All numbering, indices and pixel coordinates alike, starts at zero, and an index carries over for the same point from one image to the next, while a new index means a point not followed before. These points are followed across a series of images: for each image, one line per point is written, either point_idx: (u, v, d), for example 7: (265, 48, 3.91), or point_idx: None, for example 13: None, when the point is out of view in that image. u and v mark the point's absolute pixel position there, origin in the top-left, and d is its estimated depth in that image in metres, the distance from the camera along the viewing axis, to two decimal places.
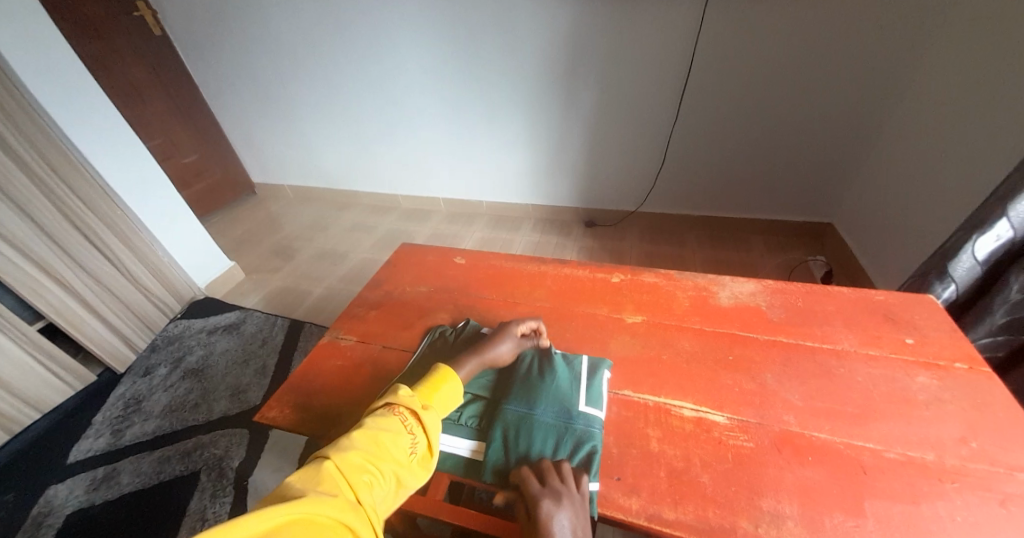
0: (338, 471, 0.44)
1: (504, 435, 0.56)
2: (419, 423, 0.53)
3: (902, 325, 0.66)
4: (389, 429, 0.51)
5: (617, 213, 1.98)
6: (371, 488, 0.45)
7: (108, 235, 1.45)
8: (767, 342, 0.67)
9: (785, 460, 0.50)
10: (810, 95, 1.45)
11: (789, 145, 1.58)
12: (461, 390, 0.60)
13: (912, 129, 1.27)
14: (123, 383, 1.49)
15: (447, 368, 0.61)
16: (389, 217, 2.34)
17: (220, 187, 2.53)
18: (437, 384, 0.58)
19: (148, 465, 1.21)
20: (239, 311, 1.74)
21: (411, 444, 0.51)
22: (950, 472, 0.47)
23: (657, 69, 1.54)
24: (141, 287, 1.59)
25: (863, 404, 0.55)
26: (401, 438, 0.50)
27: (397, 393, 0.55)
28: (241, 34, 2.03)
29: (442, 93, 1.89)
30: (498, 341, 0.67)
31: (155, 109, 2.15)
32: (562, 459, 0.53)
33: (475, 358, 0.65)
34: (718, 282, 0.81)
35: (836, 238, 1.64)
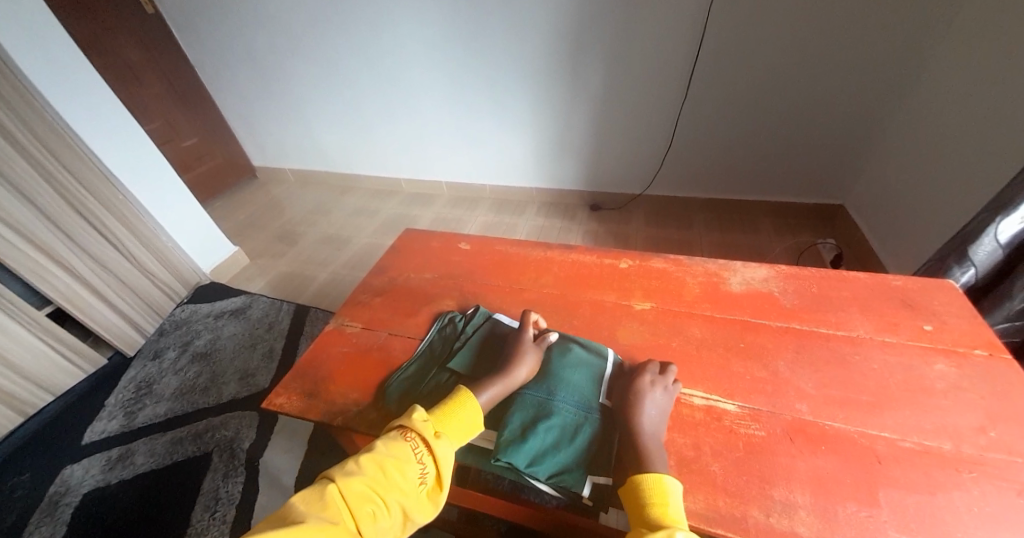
0: (341, 497, 0.42)
1: (525, 416, 0.56)
2: (430, 452, 0.49)
3: (920, 311, 0.64)
4: (398, 457, 0.47)
5: (623, 196, 1.95)
6: (373, 522, 0.42)
7: (112, 222, 1.45)
8: (779, 328, 0.65)
9: (797, 448, 0.50)
10: (826, 72, 1.39)
11: (802, 124, 1.52)
12: (478, 416, 0.55)
13: (933, 106, 1.22)
14: (133, 367, 1.51)
15: (466, 393, 0.57)
16: (391, 201, 2.32)
17: (221, 172, 2.51)
18: (454, 409, 0.55)
19: (161, 447, 1.24)
20: (245, 295, 1.74)
21: (419, 475, 0.47)
22: (967, 461, 0.46)
23: (667, 45, 1.47)
24: (146, 272, 1.59)
25: (878, 392, 0.54)
26: (410, 467, 0.47)
27: (412, 416, 0.52)
28: (235, 12, 1.97)
29: (443, 73, 1.83)
30: (518, 357, 0.63)
31: (152, 92, 2.11)
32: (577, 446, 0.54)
33: (499, 384, 0.60)
34: (729, 267, 0.79)
35: (847, 221, 1.60)
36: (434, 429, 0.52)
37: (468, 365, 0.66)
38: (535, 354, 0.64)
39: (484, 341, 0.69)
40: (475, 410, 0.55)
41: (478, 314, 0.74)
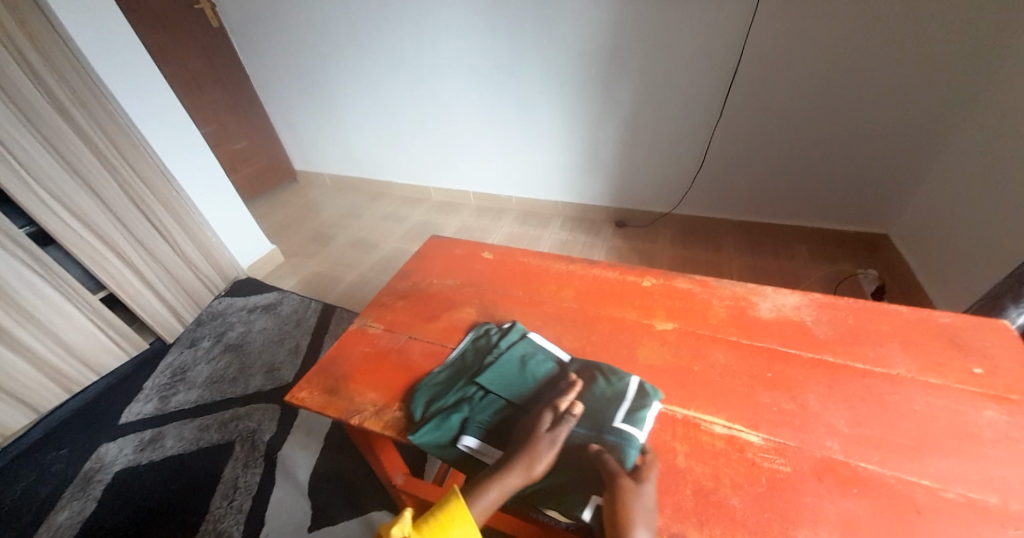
0: None
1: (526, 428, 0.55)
2: None
3: (970, 352, 0.60)
4: None
5: (651, 214, 1.92)
6: None
7: (165, 216, 1.55)
8: (810, 359, 0.62)
9: (825, 489, 0.47)
10: (872, 95, 1.34)
11: (845, 148, 1.47)
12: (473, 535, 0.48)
13: (991, 134, 1.14)
14: (171, 353, 1.60)
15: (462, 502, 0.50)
16: (420, 209, 2.38)
17: (266, 173, 2.65)
18: (444, 525, 0.48)
19: (189, 432, 1.30)
20: (277, 292, 1.82)
21: None
22: (1021, 521, 0.42)
23: (704, 64, 1.46)
24: (190, 264, 1.69)
25: (918, 436, 0.51)
26: None
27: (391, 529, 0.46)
28: (289, 25, 2.10)
29: (479, 86, 1.88)
30: (533, 432, 0.54)
31: (210, 97, 2.27)
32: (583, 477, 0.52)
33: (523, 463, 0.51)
34: (758, 292, 0.77)
35: (891, 251, 1.52)
36: None
37: (495, 380, 0.65)
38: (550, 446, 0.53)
39: (518, 360, 0.67)
40: (470, 527, 0.48)
41: (514, 330, 0.73)
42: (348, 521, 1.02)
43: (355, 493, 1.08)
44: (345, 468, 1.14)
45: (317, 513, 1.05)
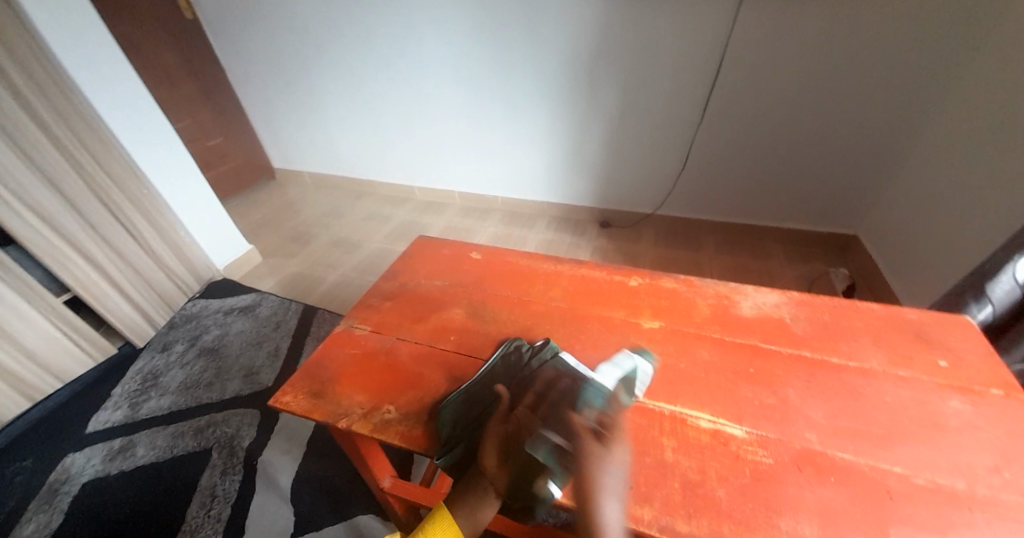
0: None
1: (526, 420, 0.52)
2: None
3: (935, 346, 0.63)
4: None
5: (634, 215, 1.95)
6: None
7: (135, 215, 1.49)
8: (789, 355, 0.65)
9: (805, 478, 0.49)
10: (843, 102, 1.40)
11: (818, 152, 1.53)
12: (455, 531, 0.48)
13: (951, 141, 1.21)
14: (142, 358, 1.53)
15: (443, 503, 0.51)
16: (404, 208, 2.35)
17: (242, 172, 2.57)
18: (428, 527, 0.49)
19: (162, 439, 1.24)
20: (255, 293, 1.77)
21: None
22: (983, 503, 0.45)
23: (685, 68, 1.50)
24: (162, 265, 1.62)
25: (890, 426, 0.53)
26: None
27: None
28: (268, 19, 2.05)
29: (464, 86, 1.88)
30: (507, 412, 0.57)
31: (183, 92, 2.19)
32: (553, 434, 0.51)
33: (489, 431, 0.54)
34: (739, 291, 0.79)
35: (860, 251, 1.59)
36: None
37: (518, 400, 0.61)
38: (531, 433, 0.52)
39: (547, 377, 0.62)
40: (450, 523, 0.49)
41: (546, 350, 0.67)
42: (333, 527, 1.01)
43: (339, 498, 1.06)
44: (328, 473, 1.12)
45: (301, 519, 1.03)
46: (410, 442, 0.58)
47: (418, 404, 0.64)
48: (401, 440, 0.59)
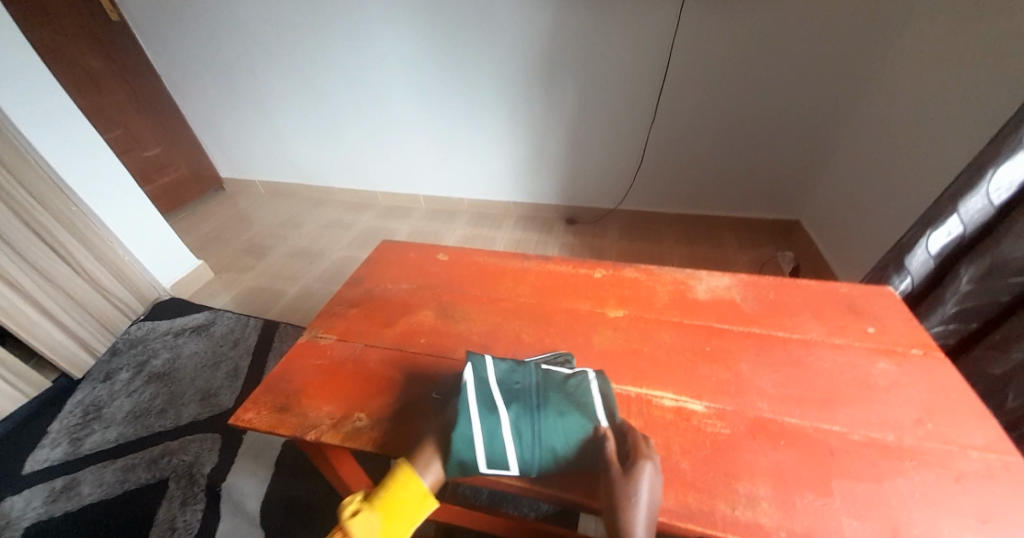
0: None
1: (509, 417, 0.53)
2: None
3: (865, 315, 0.70)
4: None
5: (597, 211, 2.01)
6: None
7: (63, 233, 1.36)
8: (741, 332, 0.70)
9: (759, 444, 0.53)
10: (779, 98, 1.51)
11: (758, 145, 1.64)
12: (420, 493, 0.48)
13: (871, 132, 1.34)
14: (81, 389, 1.41)
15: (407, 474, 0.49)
16: (367, 215, 2.29)
17: (187, 183, 2.42)
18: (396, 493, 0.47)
19: (110, 475, 1.15)
20: (208, 311, 1.67)
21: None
22: (908, 451, 0.50)
23: (635, 68, 1.56)
24: (100, 287, 1.50)
25: (830, 390, 0.59)
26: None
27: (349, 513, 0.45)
28: (205, 22, 1.94)
29: (421, 89, 1.86)
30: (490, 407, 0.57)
31: (114, 100, 2.03)
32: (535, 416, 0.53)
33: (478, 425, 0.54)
34: (695, 276, 0.84)
35: (802, 235, 1.72)
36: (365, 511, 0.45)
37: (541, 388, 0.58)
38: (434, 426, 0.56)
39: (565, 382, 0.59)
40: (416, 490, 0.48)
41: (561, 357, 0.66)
42: None
43: (313, 516, 1.03)
44: (300, 491, 1.08)
45: None
46: (382, 447, 0.58)
47: (389, 408, 0.63)
48: (373, 446, 0.58)
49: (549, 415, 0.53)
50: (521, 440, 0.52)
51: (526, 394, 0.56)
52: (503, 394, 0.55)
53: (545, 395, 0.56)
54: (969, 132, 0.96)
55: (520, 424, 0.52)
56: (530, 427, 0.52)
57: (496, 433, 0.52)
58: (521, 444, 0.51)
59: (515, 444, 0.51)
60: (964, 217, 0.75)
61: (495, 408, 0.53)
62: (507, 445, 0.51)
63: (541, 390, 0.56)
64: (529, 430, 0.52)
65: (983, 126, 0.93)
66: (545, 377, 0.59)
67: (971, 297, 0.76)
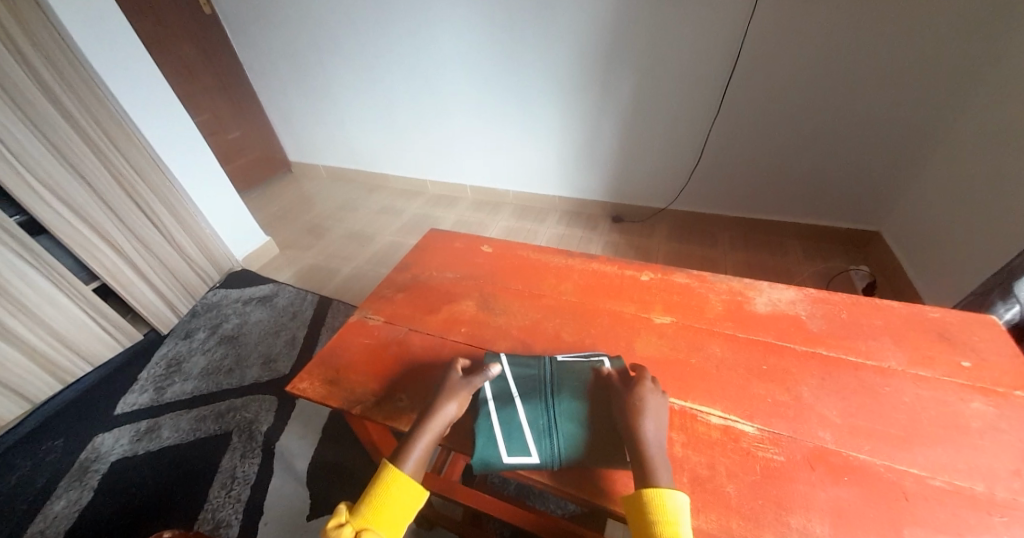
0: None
1: (523, 409, 0.58)
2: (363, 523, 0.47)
3: (958, 346, 0.62)
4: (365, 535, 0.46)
5: (648, 210, 1.93)
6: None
7: (157, 205, 1.53)
8: (804, 352, 0.64)
9: (817, 477, 0.48)
10: (869, 93, 1.34)
11: (839, 147, 1.48)
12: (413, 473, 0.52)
13: (982, 136, 1.17)
14: (165, 344, 1.59)
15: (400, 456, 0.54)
16: (417, 202, 2.37)
17: (260, 164, 2.62)
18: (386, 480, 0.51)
19: (185, 423, 1.29)
20: (273, 284, 1.81)
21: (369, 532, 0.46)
22: (1000, 505, 0.44)
23: (702, 60, 1.46)
24: (184, 255, 1.68)
25: (909, 426, 0.52)
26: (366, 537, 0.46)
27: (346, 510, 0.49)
28: (282, 14, 2.07)
29: (476, 79, 1.87)
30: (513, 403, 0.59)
31: (204, 87, 2.24)
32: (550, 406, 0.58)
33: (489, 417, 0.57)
34: (754, 287, 0.78)
35: (882, 248, 1.54)
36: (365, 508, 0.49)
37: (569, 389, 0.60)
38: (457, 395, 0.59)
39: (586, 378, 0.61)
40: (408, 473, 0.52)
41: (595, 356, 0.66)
42: None
43: (352, 484, 1.09)
44: (341, 460, 1.15)
45: (316, 503, 1.06)
46: None
47: (428, 392, 0.65)
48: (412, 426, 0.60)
49: (563, 404, 0.58)
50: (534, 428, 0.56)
51: (541, 386, 0.60)
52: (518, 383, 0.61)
53: (558, 385, 0.60)
54: None
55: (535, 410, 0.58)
56: (545, 417, 0.57)
57: (514, 423, 0.57)
58: (537, 433, 0.56)
59: (532, 434, 0.56)
60: None
61: (511, 400, 0.59)
62: (525, 437, 0.55)
63: (555, 380, 0.61)
64: (545, 421, 0.57)
65: None
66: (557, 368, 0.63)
67: None
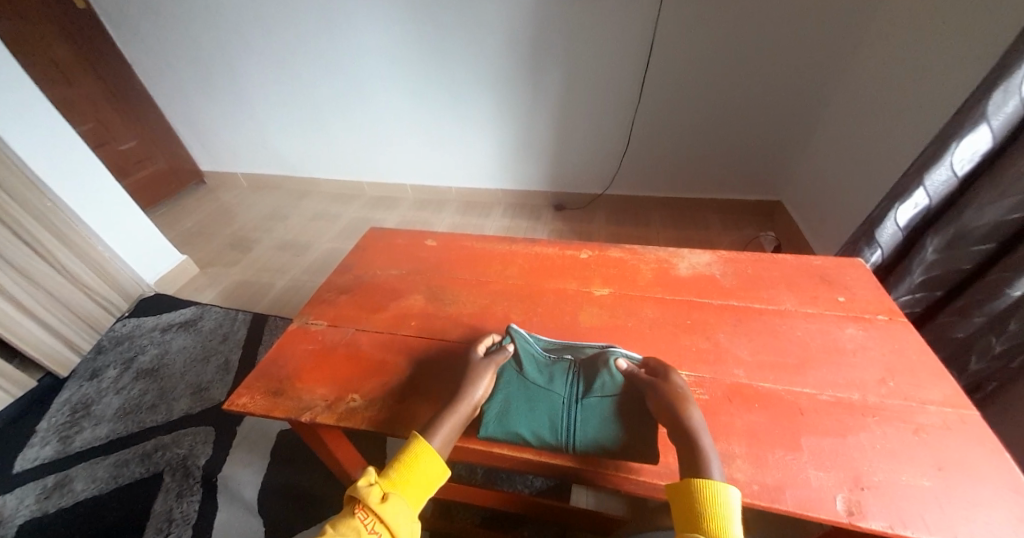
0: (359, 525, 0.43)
1: (559, 407, 0.57)
2: (381, 520, 0.44)
3: (836, 286, 0.73)
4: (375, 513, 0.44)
5: (585, 196, 2.02)
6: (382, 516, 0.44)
7: (39, 230, 1.34)
8: (720, 306, 0.72)
9: (735, 408, 0.56)
10: (759, 79, 1.52)
11: (740, 128, 1.66)
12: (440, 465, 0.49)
13: (848, 112, 1.38)
14: (68, 388, 1.39)
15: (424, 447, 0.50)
16: (354, 206, 2.27)
17: (166, 177, 2.36)
18: (410, 467, 0.48)
19: (104, 470, 1.15)
20: (195, 306, 1.65)
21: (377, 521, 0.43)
22: (871, 408, 0.54)
23: (619, 52, 1.56)
24: (81, 285, 1.48)
25: (802, 355, 0.62)
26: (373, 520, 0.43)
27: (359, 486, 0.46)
28: (177, 8, 1.88)
29: (403, 75, 1.84)
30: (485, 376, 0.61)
31: (85, 92, 1.97)
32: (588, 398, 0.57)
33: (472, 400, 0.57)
34: (677, 254, 0.86)
35: (784, 215, 1.76)
36: (383, 493, 0.46)
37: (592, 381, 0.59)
38: (489, 373, 0.61)
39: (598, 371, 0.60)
40: (434, 464, 0.49)
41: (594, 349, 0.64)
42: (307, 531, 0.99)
43: (311, 500, 1.05)
44: (296, 478, 1.09)
45: (271, 529, 1.00)
46: (377, 426, 0.59)
47: (383, 389, 0.64)
48: (367, 424, 0.60)
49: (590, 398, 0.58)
50: (548, 415, 0.57)
51: (566, 386, 0.59)
52: (526, 370, 0.62)
53: (584, 381, 0.60)
54: (939, 103, 0.99)
55: (553, 399, 0.58)
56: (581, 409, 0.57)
57: (554, 418, 0.56)
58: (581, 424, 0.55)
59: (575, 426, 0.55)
60: (930, 189, 0.77)
61: (540, 400, 0.58)
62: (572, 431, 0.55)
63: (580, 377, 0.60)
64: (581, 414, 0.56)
65: (952, 99, 0.95)
66: (572, 363, 0.62)
67: (936, 266, 0.79)
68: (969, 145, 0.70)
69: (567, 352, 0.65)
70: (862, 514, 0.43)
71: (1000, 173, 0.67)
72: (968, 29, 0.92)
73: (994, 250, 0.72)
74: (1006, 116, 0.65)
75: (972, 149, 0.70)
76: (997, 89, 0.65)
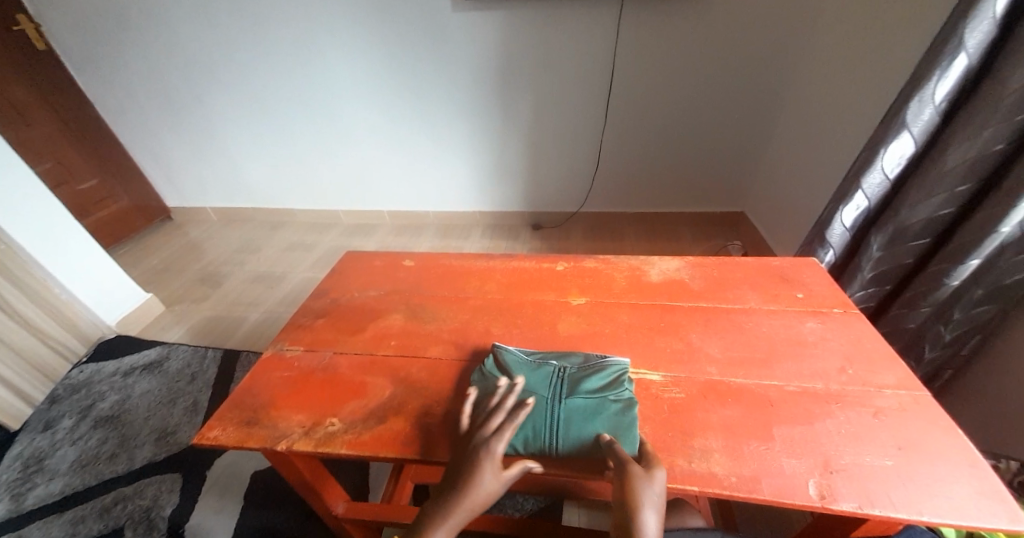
0: None
1: (540, 410, 0.57)
2: None
3: (795, 283, 0.78)
4: None
5: (561, 216, 2.07)
6: None
7: None
8: (690, 308, 0.76)
9: (710, 403, 0.58)
10: (712, 100, 1.64)
11: (700, 145, 1.77)
12: None
13: (793, 127, 1.50)
14: (18, 443, 1.29)
15: None
16: (331, 234, 2.25)
17: (130, 215, 2.29)
18: None
19: (58, 530, 1.06)
20: (161, 346, 1.57)
21: None
22: (835, 395, 0.57)
23: (583, 79, 1.66)
24: (32, 329, 1.39)
25: (769, 349, 0.65)
26: None
27: None
28: (145, 47, 1.88)
29: (377, 106, 1.88)
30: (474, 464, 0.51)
31: (44, 132, 1.92)
32: (572, 400, 0.57)
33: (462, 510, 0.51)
34: (648, 262, 0.90)
35: (747, 225, 1.85)
36: None
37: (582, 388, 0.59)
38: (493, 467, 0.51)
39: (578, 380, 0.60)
40: None
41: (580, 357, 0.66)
42: None
43: None
44: (273, 520, 1.03)
45: None
46: (359, 447, 0.58)
47: (364, 411, 0.63)
48: (348, 447, 0.58)
49: (574, 401, 0.57)
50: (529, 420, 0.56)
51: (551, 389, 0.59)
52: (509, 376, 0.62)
53: (569, 386, 0.59)
54: (869, 116, 1.09)
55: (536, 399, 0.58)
56: (564, 412, 0.56)
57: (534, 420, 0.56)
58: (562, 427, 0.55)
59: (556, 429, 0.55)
60: (868, 192, 0.84)
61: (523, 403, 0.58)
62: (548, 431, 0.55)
63: (563, 381, 0.60)
64: (561, 417, 0.56)
65: (879, 111, 1.05)
66: (558, 367, 0.63)
67: (883, 262, 0.85)
68: (895, 151, 0.77)
69: (552, 359, 0.65)
70: (833, 497, 0.45)
71: (925, 174, 0.74)
72: (887, 50, 1.03)
73: (929, 244, 0.78)
74: (923, 123, 0.73)
75: (899, 155, 0.77)
76: (912, 101, 0.72)
